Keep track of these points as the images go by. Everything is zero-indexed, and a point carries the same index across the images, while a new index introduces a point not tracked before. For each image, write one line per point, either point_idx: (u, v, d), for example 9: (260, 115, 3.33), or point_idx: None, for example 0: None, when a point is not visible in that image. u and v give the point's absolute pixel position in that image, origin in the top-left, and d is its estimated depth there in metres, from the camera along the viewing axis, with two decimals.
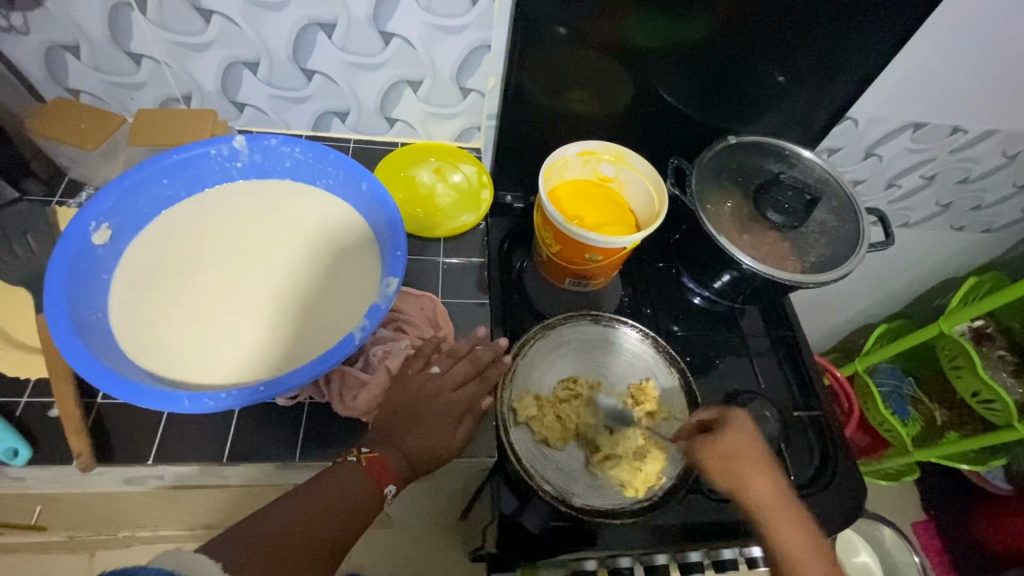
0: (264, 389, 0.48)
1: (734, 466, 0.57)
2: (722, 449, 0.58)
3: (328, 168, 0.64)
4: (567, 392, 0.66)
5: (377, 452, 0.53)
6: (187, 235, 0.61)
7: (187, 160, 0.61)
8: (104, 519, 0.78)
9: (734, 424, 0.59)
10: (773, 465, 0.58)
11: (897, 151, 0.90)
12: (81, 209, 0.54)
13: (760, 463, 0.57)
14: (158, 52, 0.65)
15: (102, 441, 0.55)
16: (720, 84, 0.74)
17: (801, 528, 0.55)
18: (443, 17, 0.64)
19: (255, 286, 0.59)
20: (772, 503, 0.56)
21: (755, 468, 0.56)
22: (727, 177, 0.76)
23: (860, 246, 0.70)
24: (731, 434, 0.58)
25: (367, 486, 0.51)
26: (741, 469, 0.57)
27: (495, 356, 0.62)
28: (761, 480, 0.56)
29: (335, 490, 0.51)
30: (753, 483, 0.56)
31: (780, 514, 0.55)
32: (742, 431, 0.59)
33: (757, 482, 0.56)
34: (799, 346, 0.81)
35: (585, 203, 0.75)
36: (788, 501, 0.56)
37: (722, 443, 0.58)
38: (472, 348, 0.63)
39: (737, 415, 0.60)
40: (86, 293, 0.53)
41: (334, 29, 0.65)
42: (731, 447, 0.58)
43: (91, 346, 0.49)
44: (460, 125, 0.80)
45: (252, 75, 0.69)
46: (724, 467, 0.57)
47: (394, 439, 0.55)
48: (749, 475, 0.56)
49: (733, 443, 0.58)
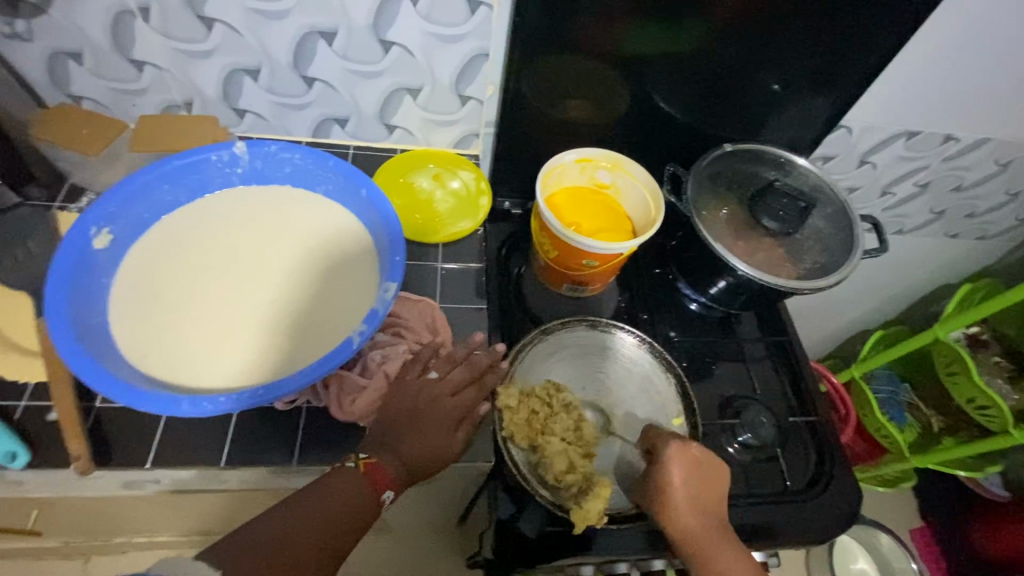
0: (262, 392, 0.48)
1: (659, 493, 0.58)
2: (673, 486, 0.57)
3: (327, 173, 0.65)
4: (549, 398, 0.66)
5: (375, 457, 0.54)
6: (186, 240, 0.62)
7: (187, 166, 0.62)
8: (101, 524, 0.78)
9: (671, 457, 0.58)
10: (694, 500, 0.58)
11: (890, 158, 0.91)
12: (82, 214, 0.55)
13: (683, 494, 0.57)
14: (160, 58, 0.66)
15: (101, 445, 0.55)
16: (716, 92, 0.75)
17: (729, 550, 0.56)
18: (442, 26, 0.65)
19: (254, 291, 0.59)
20: (701, 532, 0.57)
21: (679, 498, 0.57)
22: (722, 184, 0.76)
23: (854, 252, 0.71)
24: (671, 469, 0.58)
25: (366, 491, 0.52)
26: (671, 500, 0.57)
27: (493, 361, 0.63)
28: (698, 514, 0.57)
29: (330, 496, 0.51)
30: (682, 521, 0.56)
31: (710, 544, 0.56)
32: (682, 460, 0.58)
33: (683, 518, 0.56)
34: (795, 353, 0.82)
35: (582, 209, 0.76)
36: (715, 534, 0.57)
37: (665, 481, 0.58)
38: (469, 354, 0.63)
39: (671, 440, 0.60)
40: (86, 298, 0.54)
41: (335, 37, 0.66)
42: (672, 482, 0.57)
43: (90, 350, 0.49)
44: (459, 132, 0.81)
45: (253, 82, 0.70)
46: (665, 500, 0.57)
47: (392, 445, 0.55)
48: (673, 510, 0.57)
49: (680, 483, 0.57)
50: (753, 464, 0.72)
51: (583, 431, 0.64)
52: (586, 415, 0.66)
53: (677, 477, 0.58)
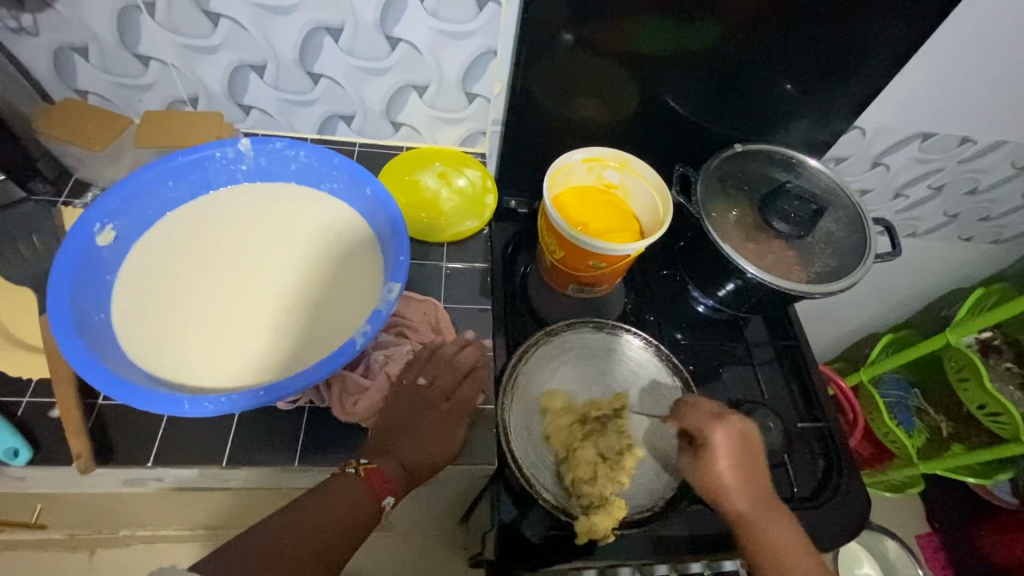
0: (265, 393, 0.48)
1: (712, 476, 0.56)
2: (719, 468, 0.55)
3: (332, 172, 0.64)
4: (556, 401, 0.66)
5: (375, 463, 0.54)
6: (191, 237, 0.61)
7: (192, 163, 0.62)
8: (105, 518, 0.79)
9: (719, 438, 0.56)
10: (745, 478, 0.56)
11: (905, 160, 0.89)
12: (86, 210, 0.55)
13: (735, 473, 0.55)
14: (166, 54, 0.66)
15: (102, 442, 0.55)
16: (726, 92, 0.74)
17: (783, 526, 0.55)
18: (450, 23, 0.64)
19: (259, 289, 0.59)
20: (756, 513, 0.55)
21: (728, 479, 0.55)
22: (732, 186, 0.75)
23: (866, 256, 0.69)
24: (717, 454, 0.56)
25: (367, 497, 0.52)
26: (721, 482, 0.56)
27: (480, 357, 0.63)
28: (751, 494, 0.55)
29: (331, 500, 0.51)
30: (733, 502, 0.55)
31: (769, 521, 0.54)
32: (729, 440, 0.56)
33: (735, 496, 0.55)
34: (803, 357, 0.81)
35: (590, 209, 0.75)
36: (770, 512, 0.55)
37: (715, 466, 0.56)
38: (457, 351, 0.63)
39: (715, 419, 0.57)
40: (89, 295, 0.53)
41: (341, 33, 0.65)
42: (720, 467, 0.55)
43: (92, 348, 0.49)
44: (465, 130, 0.80)
45: (259, 78, 0.70)
46: (717, 484, 0.56)
47: (394, 450, 0.55)
48: (724, 493, 0.55)
49: (726, 468, 0.55)
50: None
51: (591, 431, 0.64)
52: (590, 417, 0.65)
53: (724, 461, 0.55)
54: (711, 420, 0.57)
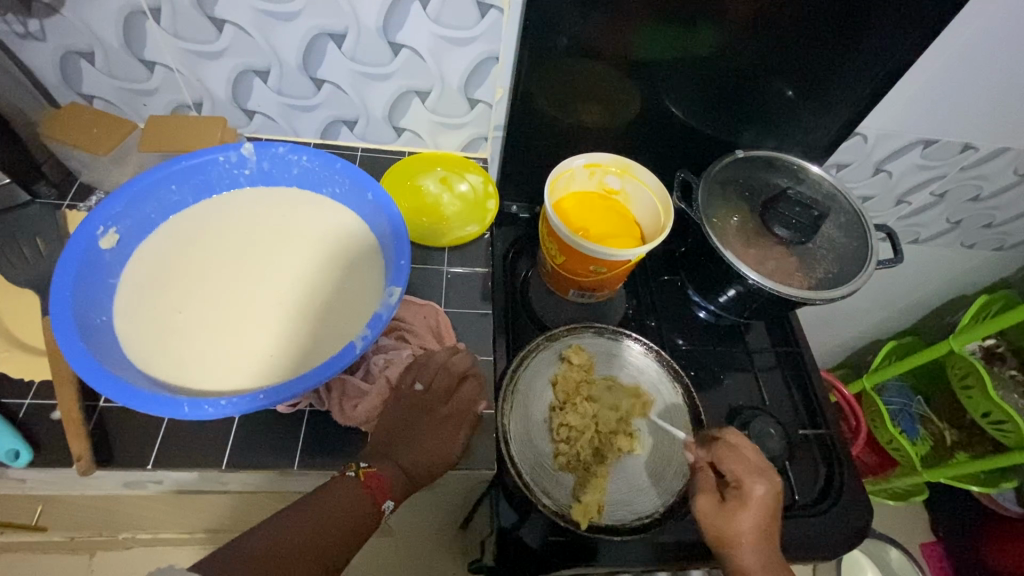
0: (264, 397, 0.48)
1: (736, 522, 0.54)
2: (747, 520, 0.54)
3: (334, 176, 0.64)
4: (556, 402, 0.66)
5: (375, 466, 0.54)
6: (193, 240, 0.61)
7: (195, 167, 0.62)
8: (106, 521, 0.79)
9: (756, 491, 0.55)
10: (766, 535, 0.54)
11: (906, 167, 0.89)
12: (89, 213, 0.55)
13: (762, 528, 0.54)
14: (171, 59, 0.66)
15: (103, 444, 0.55)
16: (728, 98, 0.74)
17: None
18: (452, 29, 0.65)
19: (261, 293, 0.59)
20: (763, 571, 0.53)
21: (752, 533, 0.53)
22: (733, 192, 0.75)
23: (868, 262, 0.69)
24: (750, 507, 0.54)
25: (365, 502, 0.51)
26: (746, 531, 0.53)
27: (471, 363, 0.63)
28: (764, 552, 0.54)
29: (331, 501, 0.51)
30: (751, 553, 0.53)
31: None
32: (764, 497, 0.55)
33: (751, 552, 0.53)
34: (805, 363, 0.81)
35: (591, 215, 0.76)
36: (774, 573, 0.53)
37: (741, 517, 0.54)
38: (448, 356, 0.63)
39: (756, 474, 0.56)
40: (91, 298, 0.54)
41: (344, 39, 0.65)
42: (747, 518, 0.54)
43: (93, 350, 0.49)
44: (467, 135, 0.80)
45: (262, 83, 0.70)
46: (737, 534, 0.53)
47: (393, 455, 0.55)
48: (742, 544, 0.53)
49: (756, 519, 0.54)
50: None
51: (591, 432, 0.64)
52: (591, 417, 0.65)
53: (755, 513, 0.54)
54: (750, 473, 0.56)
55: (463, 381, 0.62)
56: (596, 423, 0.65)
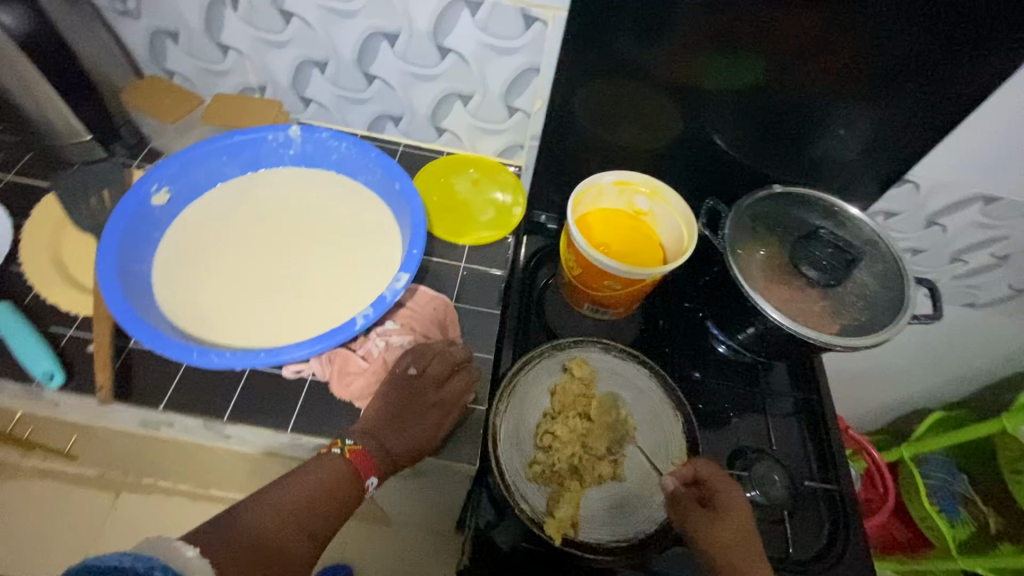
0: (265, 355, 0.51)
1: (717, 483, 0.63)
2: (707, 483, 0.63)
3: (368, 164, 0.68)
4: (551, 413, 0.66)
5: (360, 445, 0.56)
6: (232, 209, 0.66)
7: (246, 142, 0.67)
8: (128, 462, 0.85)
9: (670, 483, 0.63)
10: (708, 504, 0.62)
11: (964, 223, 0.84)
12: (146, 172, 0.61)
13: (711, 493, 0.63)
14: (242, 45, 0.73)
15: (125, 380, 0.60)
16: (769, 131, 0.73)
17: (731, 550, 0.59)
18: (498, 38, 0.67)
19: (282, 265, 0.63)
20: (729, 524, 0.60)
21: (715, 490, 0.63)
22: (765, 226, 0.73)
23: (902, 314, 0.66)
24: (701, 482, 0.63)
25: (350, 476, 0.54)
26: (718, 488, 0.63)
27: (468, 355, 0.64)
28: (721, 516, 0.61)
29: (318, 481, 0.53)
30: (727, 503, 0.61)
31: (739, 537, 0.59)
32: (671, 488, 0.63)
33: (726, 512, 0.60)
34: (823, 414, 0.77)
35: (615, 233, 0.76)
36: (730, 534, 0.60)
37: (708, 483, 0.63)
38: (446, 346, 0.64)
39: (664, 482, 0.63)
40: (136, 247, 0.59)
41: (396, 39, 0.69)
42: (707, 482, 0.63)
43: (128, 292, 0.55)
44: (504, 142, 0.82)
45: (320, 74, 0.75)
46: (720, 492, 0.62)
47: (380, 436, 0.57)
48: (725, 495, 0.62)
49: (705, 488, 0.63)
50: (757, 523, 0.67)
51: (580, 447, 0.64)
52: (584, 433, 0.65)
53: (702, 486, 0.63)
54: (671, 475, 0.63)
55: (457, 371, 0.63)
56: (586, 439, 0.65)
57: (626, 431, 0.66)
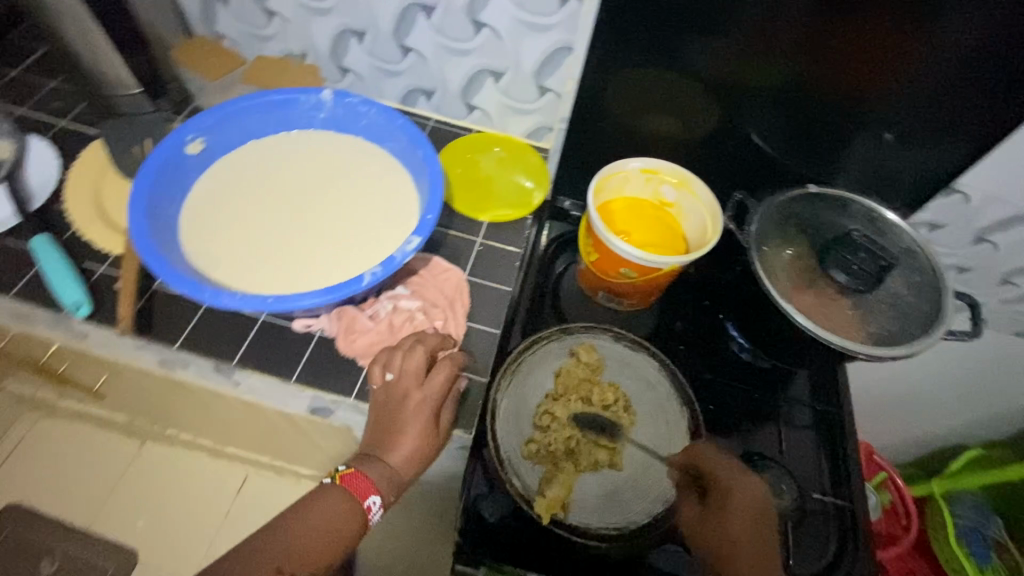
0: (274, 301, 0.52)
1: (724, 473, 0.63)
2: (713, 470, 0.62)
3: (394, 132, 0.69)
4: (553, 395, 0.65)
5: (350, 470, 0.56)
6: (261, 166, 0.68)
7: (280, 102, 0.69)
8: (149, 407, 0.89)
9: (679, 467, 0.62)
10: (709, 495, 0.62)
11: (1017, 242, 0.78)
12: (184, 122, 0.64)
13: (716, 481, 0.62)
14: (287, 11, 0.75)
15: (146, 318, 0.63)
16: (807, 127, 0.70)
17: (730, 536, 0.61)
18: (533, 14, 0.67)
19: (302, 222, 0.64)
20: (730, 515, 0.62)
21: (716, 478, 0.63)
22: (796, 226, 0.70)
23: (935, 328, 0.62)
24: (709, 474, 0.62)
25: (342, 506, 0.54)
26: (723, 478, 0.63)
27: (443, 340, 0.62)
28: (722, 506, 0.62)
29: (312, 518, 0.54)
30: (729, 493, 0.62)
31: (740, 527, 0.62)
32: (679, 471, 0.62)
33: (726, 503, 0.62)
34: (842, 428, 0.73)
35: (638, 221, 0.74)
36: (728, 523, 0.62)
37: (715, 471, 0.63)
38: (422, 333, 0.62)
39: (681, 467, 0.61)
40: (168, 192, 0.62)
41: (433, 12, 0.70)
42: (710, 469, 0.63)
43: (154, 232, 0.57)
44: (533, 123, 0.82)
45: (358, 43, 0.77)
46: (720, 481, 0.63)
47: (378, 456, 0.56)
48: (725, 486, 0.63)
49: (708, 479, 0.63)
50: None
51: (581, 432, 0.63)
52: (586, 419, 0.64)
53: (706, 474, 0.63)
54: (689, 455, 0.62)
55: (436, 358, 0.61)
56: (586, 425, 0.64)
57: (629, 421, 0.65)
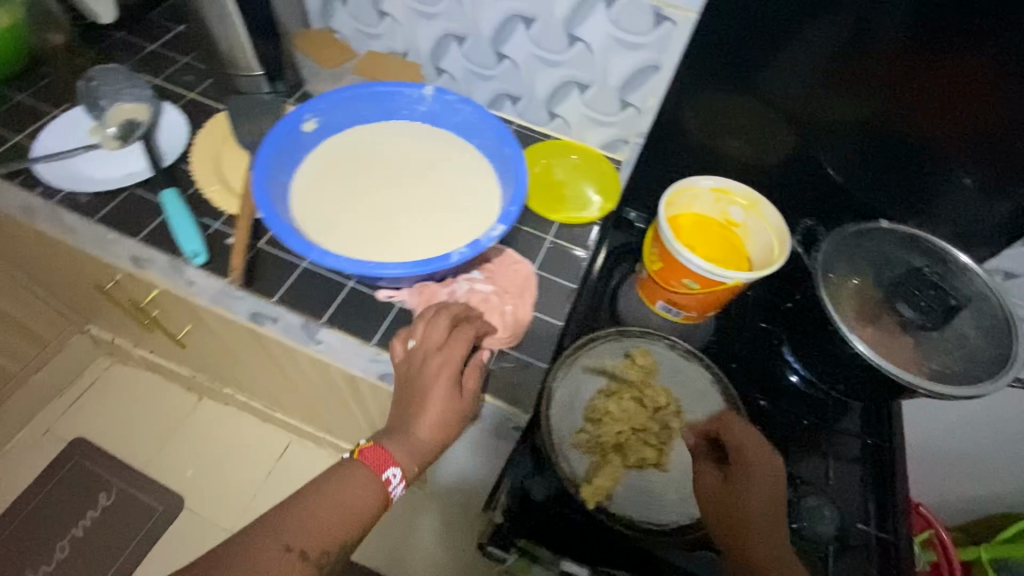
0: (371, 267, 0.58)
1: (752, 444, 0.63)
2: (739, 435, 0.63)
3: (485, 129, 0.74)
4: (607, 391, 0.68)
5: (368, 446, 0.57)
6: (362, 148, 0.75)
7: (386, 93, 0.76)
8: (223, 361, 0.97)
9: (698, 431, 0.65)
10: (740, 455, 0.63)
11: None
12: (304, 102, 0.71)
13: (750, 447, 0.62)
14: (398, 13, 0.83)
15: (251, 272, 0.70)
16: (883, 164, 0.71)
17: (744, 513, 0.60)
18: (627, 33, 0.72)
19: (396, 201, 0.70)
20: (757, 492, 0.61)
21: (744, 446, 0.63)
22: (863, 257, 0.71)
23: (1006, 371, 0.61)
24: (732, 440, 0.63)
25: (363, 480, 0.56)
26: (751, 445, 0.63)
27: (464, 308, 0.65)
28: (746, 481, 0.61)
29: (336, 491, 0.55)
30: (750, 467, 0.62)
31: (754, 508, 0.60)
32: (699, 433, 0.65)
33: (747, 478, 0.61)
34: (892, 464, 0.72)
35: (704, 238, 0.77)
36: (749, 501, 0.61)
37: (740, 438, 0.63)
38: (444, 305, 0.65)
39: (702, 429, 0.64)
40: (283, 162, 0.69)
41: (532, 24, 0.76)
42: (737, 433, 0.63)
43: (271, 195, 0.64)
44: (611, 135, 0.86)
45: (457, 47, 0.84)
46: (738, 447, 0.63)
47: (397, 431, 0.58)
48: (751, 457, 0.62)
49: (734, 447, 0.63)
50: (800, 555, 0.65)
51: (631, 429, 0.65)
52: (636, 417, 0.66)
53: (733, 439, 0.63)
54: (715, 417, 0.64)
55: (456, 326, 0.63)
56: (637, 423, 0.66)
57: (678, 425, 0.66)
